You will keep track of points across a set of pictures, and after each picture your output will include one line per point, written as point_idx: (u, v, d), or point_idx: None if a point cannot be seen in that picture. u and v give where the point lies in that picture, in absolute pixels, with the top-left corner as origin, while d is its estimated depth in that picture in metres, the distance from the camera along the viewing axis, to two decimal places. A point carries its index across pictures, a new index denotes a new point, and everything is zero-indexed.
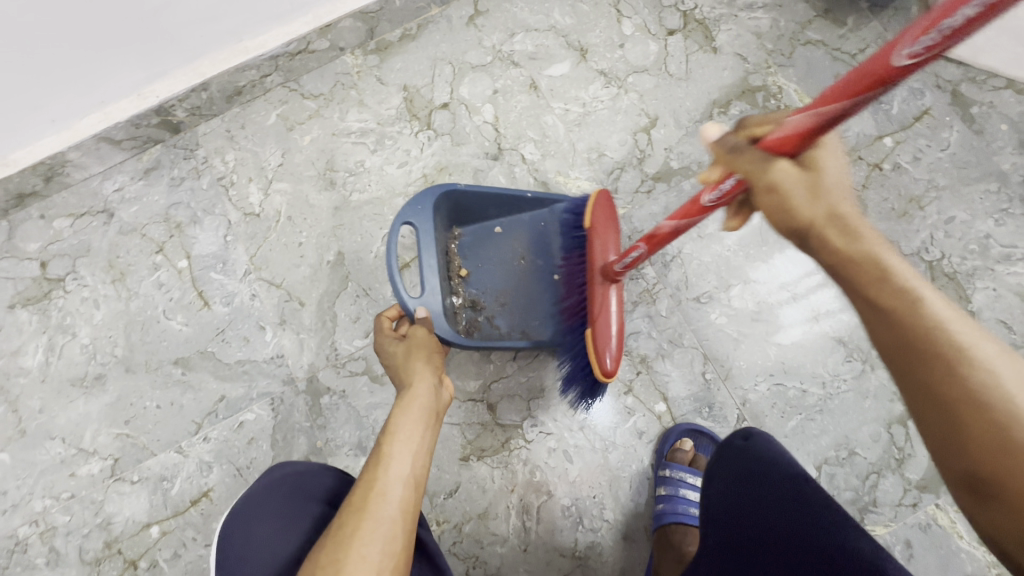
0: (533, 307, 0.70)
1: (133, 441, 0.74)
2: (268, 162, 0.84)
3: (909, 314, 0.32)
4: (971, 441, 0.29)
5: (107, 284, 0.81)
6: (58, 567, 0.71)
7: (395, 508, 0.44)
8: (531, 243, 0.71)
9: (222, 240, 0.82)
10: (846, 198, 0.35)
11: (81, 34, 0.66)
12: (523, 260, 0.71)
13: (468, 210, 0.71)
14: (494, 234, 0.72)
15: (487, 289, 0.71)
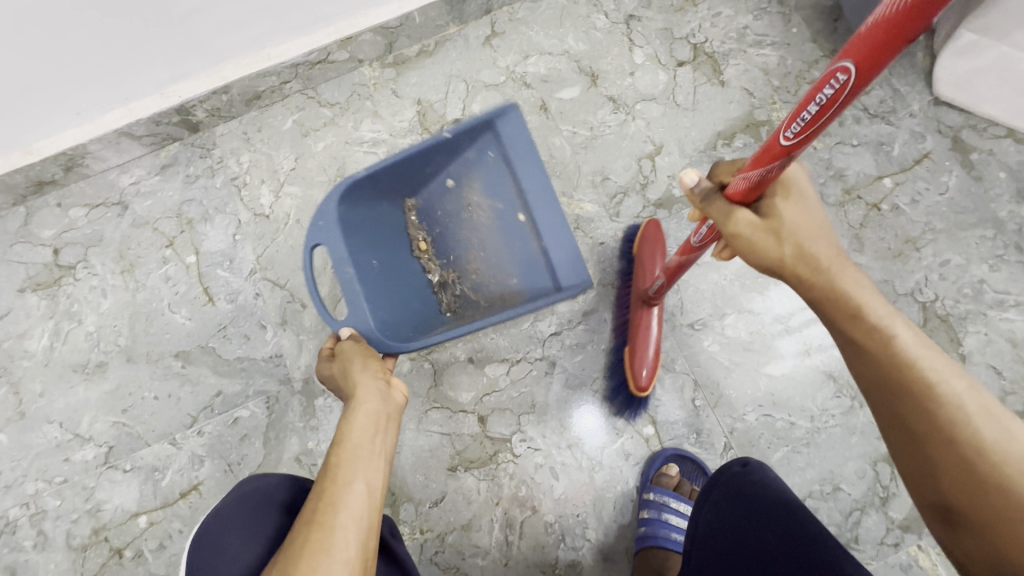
0: (507, 254, 0.73)
1: (128, 430, 0.76)
2: (282, 166, 0.86)
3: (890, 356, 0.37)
4: (949, 472, 0.35)
5: (116, 274, 0.83)
6: (44, 551, 0.72)
7: (348, 518, 0.44)
8: (483, 188, 0.72)
9: (231, 238, 0.84)
10: (816, 239, 0.40)
11: (111, 33, 0.69)
12: (480, 210, 0.73)
13: (408, 180, 0.72)
14: (447, 190, 0.74)
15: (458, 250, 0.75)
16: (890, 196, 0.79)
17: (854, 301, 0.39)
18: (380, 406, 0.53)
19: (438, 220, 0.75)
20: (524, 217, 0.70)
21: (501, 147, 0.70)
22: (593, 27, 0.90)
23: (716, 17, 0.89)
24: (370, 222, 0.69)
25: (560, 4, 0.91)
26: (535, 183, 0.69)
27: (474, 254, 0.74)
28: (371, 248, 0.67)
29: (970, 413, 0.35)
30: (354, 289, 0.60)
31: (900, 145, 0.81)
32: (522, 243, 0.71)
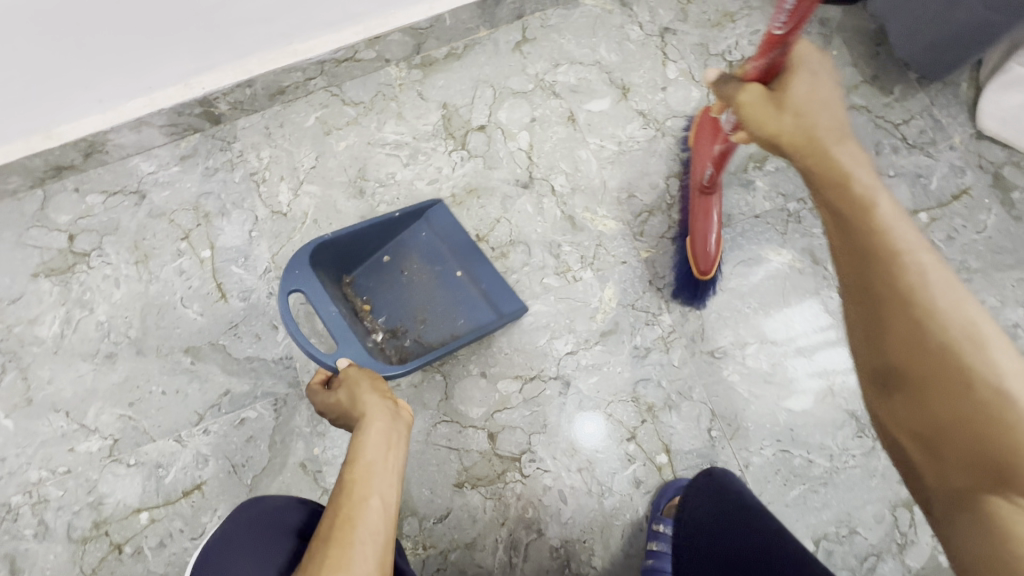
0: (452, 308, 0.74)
1: (134, 423, 0.75)
2: (302, 163, 0.85)
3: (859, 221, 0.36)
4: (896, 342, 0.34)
5: (130, 264, 0.82)
6: (44, 541, 0.71)
7: (365, 531, 0.43)
8: (421, 256, 0.76)
9: (247, 235, 0.82)
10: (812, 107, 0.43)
11: (139, 22, 0.68)
12: (421, 277, 0.75)
13: (347, 256, 0.74)
14: (382, 265, 0.76)
15: (402, 317, 0.74)
16: (925, 231, 0.76)
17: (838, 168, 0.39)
18: (391, 422, 0.54)
19: (375, 295, 0.75)
20: (464, 272, 0.75)
21: (433, 226, 0.77)
22: (627, 39, 0.87)
23: (753, 35, 0.86)
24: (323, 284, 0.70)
25: (594, 13, 0.89)
26: (473, 245, 0.76)
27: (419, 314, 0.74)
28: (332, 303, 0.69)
29: (940, 288, 0.33)
30: (340, 324, 0.65)
31: (939, 179, 0.78)
32: (465, 293, 0.75)
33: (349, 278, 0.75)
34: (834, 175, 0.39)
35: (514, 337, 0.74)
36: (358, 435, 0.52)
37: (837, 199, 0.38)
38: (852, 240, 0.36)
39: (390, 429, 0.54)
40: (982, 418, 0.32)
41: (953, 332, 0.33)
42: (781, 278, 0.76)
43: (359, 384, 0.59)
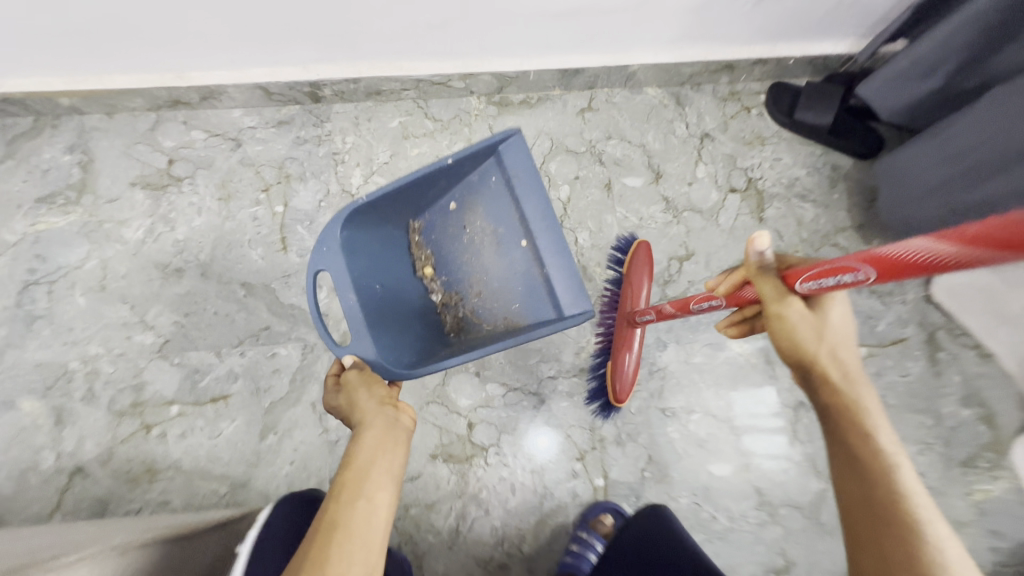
0: (506, 272, 0.87)
1: (184, 331, 0.89)
2: (377, 157, 1.00)
3: (884, 475, 0.46)
4: None
5: (214, 199, 0.96)
6: (88, 405, 0.85)
7: (376, 496, 0.54)
8: (485, 212, 0.87)
9: (317, 203, 0.97)
10: (844, 354, 0.53)
11: (291, 22, 0.82)
12: (487, 233, 0.88)
13: (415, 204, 0.86)
14: (449, 212, 0.89)
15: (459, 274, 0.90)
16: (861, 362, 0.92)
17: (869, 422, 0.49)
18: (396, 415, 0.65)
19: (438, 244, 0.90)
20: (525, 241, 0.86)
21: (503, 173, 0.85)
22: (673, 133, 1.03)
23: (775, 162, 1.02)
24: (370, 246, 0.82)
25: (652, 103, 1.04)
26: (536, 210, 0.84)
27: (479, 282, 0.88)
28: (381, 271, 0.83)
29: (954, 563, 0.41)
30: (353, 314, 0.74)
31: (885, 324, 0.94)
32: (523, 263, 0.86)
33: (418, 222, 0.89)
34: (865, 431, 0.49)
35: (510, 352, 0.89)
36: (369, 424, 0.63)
37: (867, 450, 0.48)
38: (876, 487, 0.46)
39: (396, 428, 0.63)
40: None
41: None
42: (737, 366, 0.91)
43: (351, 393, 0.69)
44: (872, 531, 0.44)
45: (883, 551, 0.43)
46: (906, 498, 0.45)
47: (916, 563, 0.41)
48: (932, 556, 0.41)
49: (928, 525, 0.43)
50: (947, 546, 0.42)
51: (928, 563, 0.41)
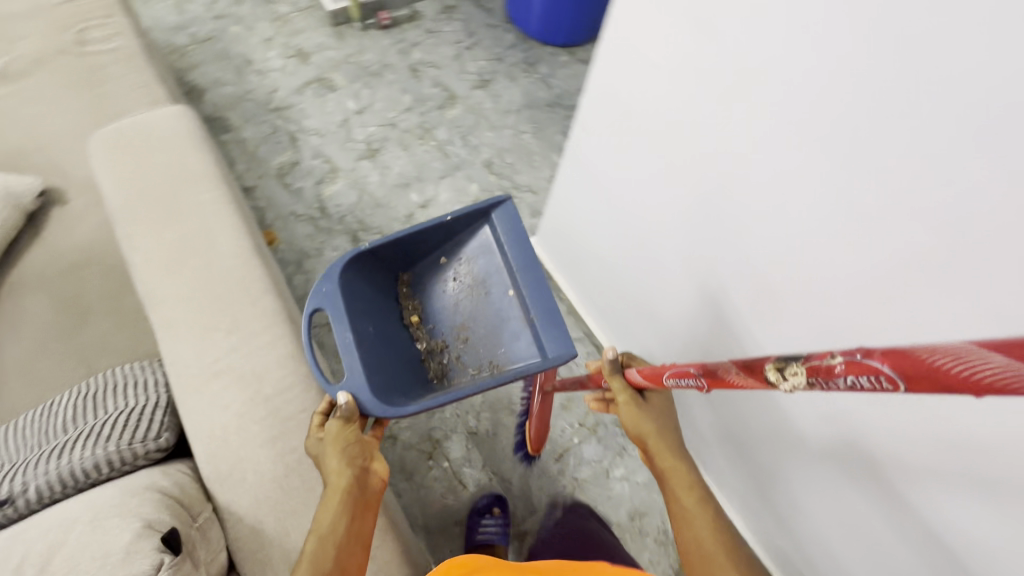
0: (491, 317, 1.47)
1: (487, 436, 1.51)
2: (639, 474, 1.49)
3: (684, 473, 0.88)
4: (699, 525, 0.81)
5: (560, 400, 1.56)
6: (425, 419, 1.50)
7: (353, 554, 0.72)
8: (469, 266, 1.50)
9: (593, 458, 1.49)
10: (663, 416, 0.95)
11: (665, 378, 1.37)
12: (472, 283, 1.50)
13: (409, 253, 1.50)
14: (440, 264, 1.53)
15: (441, 321, 1.51)
16: None
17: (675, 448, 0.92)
18: (367, 486, 0.81)
19: (423, 296, 1.53)
20: (513, 293, 1.44)
21: (493, 235, 1.48)
22: None
23: None
24: (365, 301, 1.41)
25: None
26: (526, 273, 1.42)
27: (467, 326, 1.49)
28: (372, 319, 1.39)
29: (715, 510, 0.83)
30: (346, 343, 1.25)
31: None
32: (509, 305, 1.45)
33: (406, 276, 1.54)
34: (676, 452, 0.91)
35: None
36: (348, 489, 0.77)
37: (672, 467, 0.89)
38: (675, 480, 0.87)
39: (369, 494, 0.80)
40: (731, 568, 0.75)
41: (721, 528, 0.80)
42: None
43: (331, 450, 0.79)
44: (692, 523, 0.81)
45: (693, 511, 0.83)
46: (693, 480, 0.87)
47: (695, 513, 0.82)
48: (703, 503, 0.84)
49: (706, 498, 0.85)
50: (713, 509, 0.83)
51: (706, 515, 0.82)
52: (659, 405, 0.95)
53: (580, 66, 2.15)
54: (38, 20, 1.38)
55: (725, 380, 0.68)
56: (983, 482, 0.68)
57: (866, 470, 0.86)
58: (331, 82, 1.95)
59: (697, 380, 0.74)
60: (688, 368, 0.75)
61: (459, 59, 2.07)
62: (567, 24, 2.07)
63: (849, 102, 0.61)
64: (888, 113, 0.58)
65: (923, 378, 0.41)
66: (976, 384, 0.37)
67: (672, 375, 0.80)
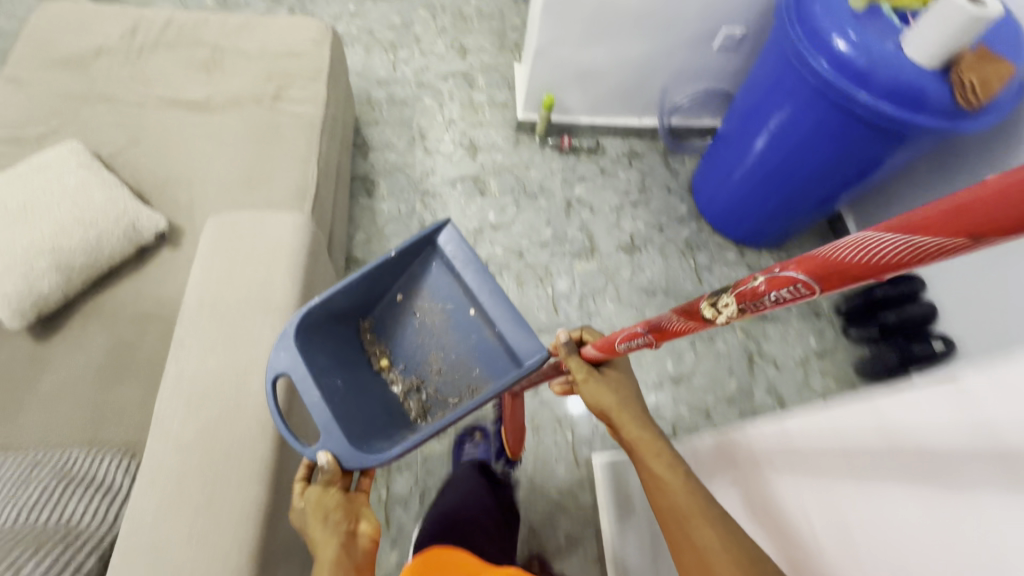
0: (458, 341, 1.34)
1: None
2: None
3: (644, 444, 0.94)
4: (668, 502, 0.87)
5: None
6: None
7: None
8: (426, 293, 1.36)
9: None
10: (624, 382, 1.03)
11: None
12: (436, 308, 1.36)
13: (369, 297, 1.35)
14: (398, 300, 1.38)
15: (409, 362, 1.37)
16: None
17: (634, 415, 0.98)
18: (352, 552, 0.79)
19: (387, 337, 1.39)
20: (473, 310, 1.30)
21: (439, 260, 1.34)
22: None
23: None
24: (331, 349, 1.27)
25: None
26: (478, 281, 1.27)
27: (436, 354, 1.34)
28: (339, 367, 1.29)
29: (673, 472, 0.89)
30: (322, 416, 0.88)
31: None
32: (475, 328, 1.32)
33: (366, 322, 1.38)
34: (636, 419, 0.98)
35: None
36: (332, 563, 0.75)
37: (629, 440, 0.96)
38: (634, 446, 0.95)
39: (351, 561, 0.78)
40: (702, 535, 0.82)
41: (690, 494, 0.86)
42: None
43: (312, 524, 0.79)
44: (661, 481, 0.89)
45: (660, 485, 0.89)
46: (652, 446, 0.93)
47: (657, 487, 0.89)
48: (667, 473, 0.90)
49: (666, 461, 0.92)
50: (674, 472, 0.90)
51: (670, 485, 0.88)
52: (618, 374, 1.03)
53: (744, 270, 1.88)
54: (256, 64, 1.47)
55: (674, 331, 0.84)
56: (817, 469, 0.79)
57: (744, 458, 1.00)
58: (484, 185, 1.90)
59: (647, 337, 0.89)
60: (635, 328, 0.88)
61: (618, 213, 1.92)
62: (751, 223, 1.82)
63: (879, 433, 0.69)
64: (890, 445, 0.67)
65: (829, 274, 0.56)
66: (888, 264, 0.51)
67: (627, 341, 0.88)
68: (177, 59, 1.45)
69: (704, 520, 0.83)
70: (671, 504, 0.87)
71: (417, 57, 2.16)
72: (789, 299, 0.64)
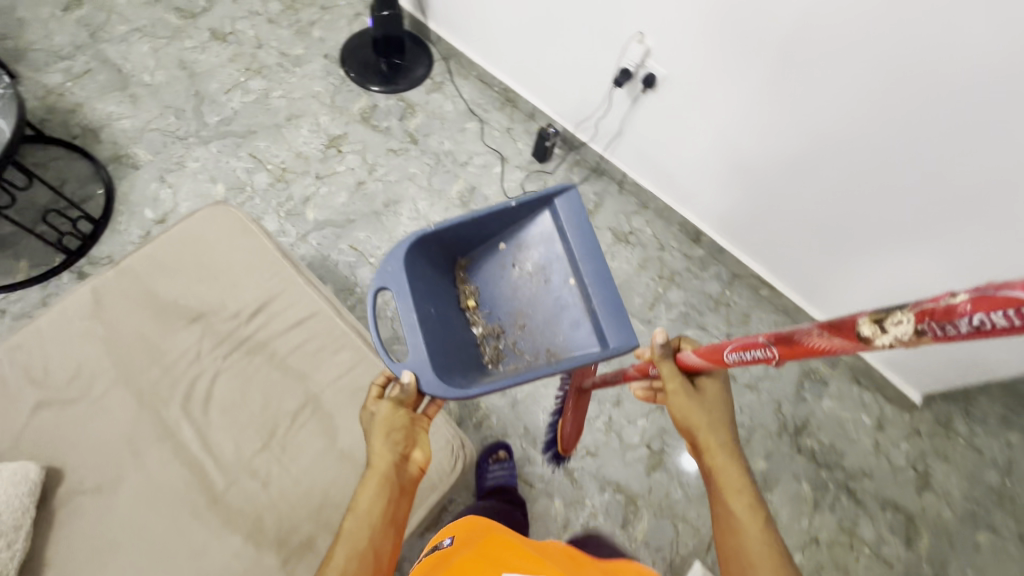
0: (547, 309, 1.10)
1: None
2: None
3: (722, 470, 0.85)
4: (737, 539, 0.80)
5: None
6: None
7: (374, 539, 0.85)
8: (523, 248, 1.13)
9: None
10: (716, 402, 0.87)
11: None
12: (531, 266, 1.13)
13: (468, 239, 1.15)
14: (496, 248, 1.16)
15: (491, 314, 1.15)
16: None
17: (717, 442, 0.86)
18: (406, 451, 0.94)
19: (477, 282, 1.17)
20: (574, 281, 1.08)
21: (554, 214, 1.10)
22: None
23: None
24: (425, 282, 1.08)
25: None
26: (593, 248, 1.06)
27: (525, 311, 1.13)
28: (430, 298, 1.08)
29: (742, 507, 0.82)
30: (411, 334, 0.98)
31: None
32: (572, 296, 1.08)
33: (463, 262, 1.18)
34: (713, 452, 0.86)
35: None
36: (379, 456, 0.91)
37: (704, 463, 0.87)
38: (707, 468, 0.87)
39: (399, 471, 0.91)
40: None
41: (764, 529, 0.80)
42: None
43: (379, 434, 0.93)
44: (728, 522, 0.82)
45: (731, 522, 0.82)
46: (725, 482, 0.84)
47: (726, 518, 0.83)
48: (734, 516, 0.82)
49: (739, 496, 0.82)
50: (739, 508, 0.82)
51: (738, 525, 0.81)
52: (712, 397, 0.87)
53: None
54: (325, 467, 0.99)
55: (807, 350, 0.61)
56: None
57: None
58: None
59: (768, 351, 0.67)
60: (756, 337, 0.68)
61: None
62: None
63: None
64: None
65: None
66: None
67: (746, 349, 0.70)
68: (256, 387, 1.04)
69: (767, 574, 0.76)
70: (735, 537, 0.81)
71: (598, 424, 1.53)
72: (997, 334, 0.40)
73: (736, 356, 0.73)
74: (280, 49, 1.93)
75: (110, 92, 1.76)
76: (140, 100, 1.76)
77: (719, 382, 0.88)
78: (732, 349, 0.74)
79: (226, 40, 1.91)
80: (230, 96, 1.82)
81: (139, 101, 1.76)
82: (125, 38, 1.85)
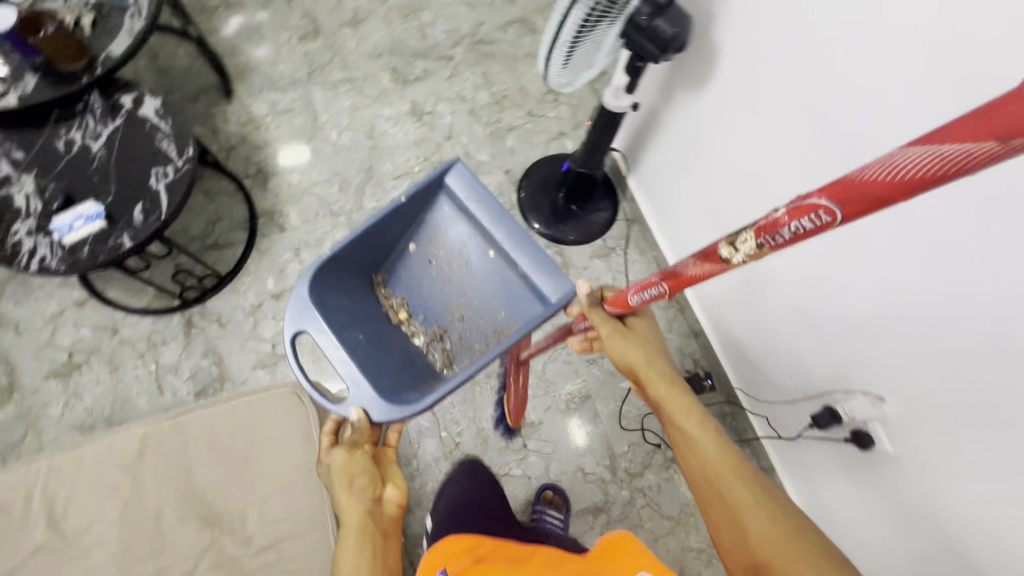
0: (478, 292, 1.17)
1: None
2: None
3: (669, 409, 0.89)
4: (716, 485, 0.81)
5: None
6: None
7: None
8: (427, 240, 1.20)
9: None
10: (649, 348, 0.95)
11: None
12: (443, 258, 1.19)
13: (377, 257, 1.18)
14: (409, 253, 1.21)
15: (426, 315, 1.20)
16: None
17: (661, 379, 0.92)
18: (375, 495, 0.91)
19: (402, 289, 1.21)
20: (492, 253, 1.15)
21: (448, 200, 1.17)
22: None
23: None
24: (347, 307, 1.11)
25: None
26: (491, 209, 1.12)
27: (459, 301, 1.18)
28: (355, 323, 1.09)
29: (705, 433, 0.85)
30: (338, 353, 1.00)
31: None
32: (489, 259, 1.16)
33: (382, 279, 1.21)
34: (657, 384, 0.92)
35: None
36: (348, 502, 0.87)
37: (652, 397, 0.92)
38: (655, 399, 0.92)
39: (376, 508, 0.89)
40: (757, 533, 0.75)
41: (740, 463, 0.82)
42: None
43: (341, 485, 0.89)
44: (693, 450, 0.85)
45: (697, 457, 0.84)
46: (681, 414, 0.88)
47: (687, 447, 0.86)
48: (697, 442, 0.85)
49: (703, 425, 0.86)
50: (702, 432, 0.85)
51: (701, 450, 0.84)
52: (641, 331, 0.98)
53: None
54: None
55: (685, 281, 0.77)
56: None
57: None
58: None
59: (660, 288, 0.82)
60: (651, 277, 0.82)
61: None
62: None
63: None
64: None
65: (853, 197, 0.48)
66: (910, 182, 0.43)
67: (648, 288, 0.84)
68: None
69: (742, 489, 0.79)
70: (711, 476, 0.82)
71: None
72: (811, 233, 0.55)
73: (644, 296, 0.85)
74: (467, 148, 1.79)
75: (297, 139, 1.75)
76: (318, 156, 1.73)
77: (645, 320, 0.99)
78: (641, 289, 0.85)
79: (422, 120, 1.81)
80: (396, 184, 1.72)
81: (316, 157, 1.73)
82: (335, 87, 1.83)
